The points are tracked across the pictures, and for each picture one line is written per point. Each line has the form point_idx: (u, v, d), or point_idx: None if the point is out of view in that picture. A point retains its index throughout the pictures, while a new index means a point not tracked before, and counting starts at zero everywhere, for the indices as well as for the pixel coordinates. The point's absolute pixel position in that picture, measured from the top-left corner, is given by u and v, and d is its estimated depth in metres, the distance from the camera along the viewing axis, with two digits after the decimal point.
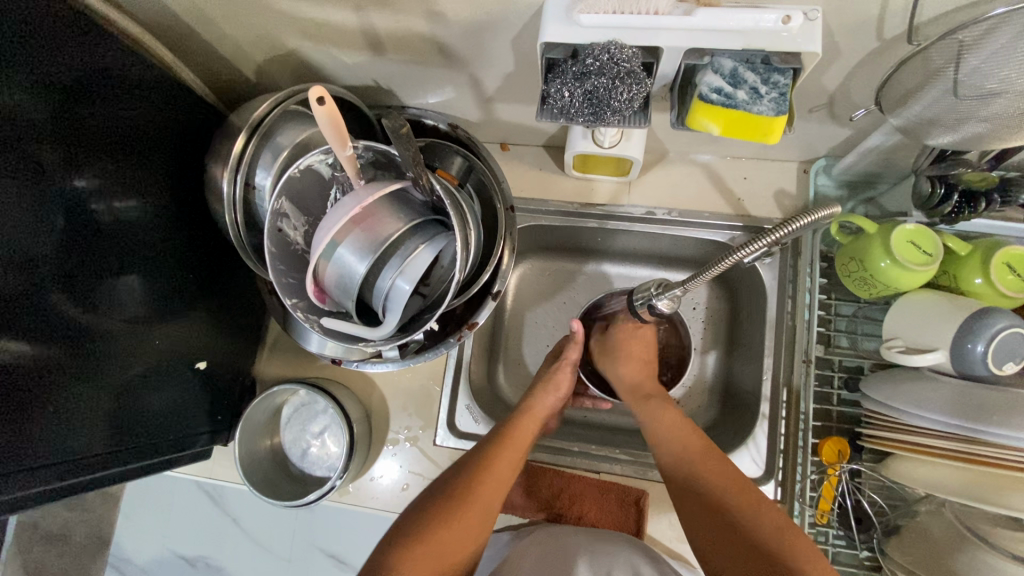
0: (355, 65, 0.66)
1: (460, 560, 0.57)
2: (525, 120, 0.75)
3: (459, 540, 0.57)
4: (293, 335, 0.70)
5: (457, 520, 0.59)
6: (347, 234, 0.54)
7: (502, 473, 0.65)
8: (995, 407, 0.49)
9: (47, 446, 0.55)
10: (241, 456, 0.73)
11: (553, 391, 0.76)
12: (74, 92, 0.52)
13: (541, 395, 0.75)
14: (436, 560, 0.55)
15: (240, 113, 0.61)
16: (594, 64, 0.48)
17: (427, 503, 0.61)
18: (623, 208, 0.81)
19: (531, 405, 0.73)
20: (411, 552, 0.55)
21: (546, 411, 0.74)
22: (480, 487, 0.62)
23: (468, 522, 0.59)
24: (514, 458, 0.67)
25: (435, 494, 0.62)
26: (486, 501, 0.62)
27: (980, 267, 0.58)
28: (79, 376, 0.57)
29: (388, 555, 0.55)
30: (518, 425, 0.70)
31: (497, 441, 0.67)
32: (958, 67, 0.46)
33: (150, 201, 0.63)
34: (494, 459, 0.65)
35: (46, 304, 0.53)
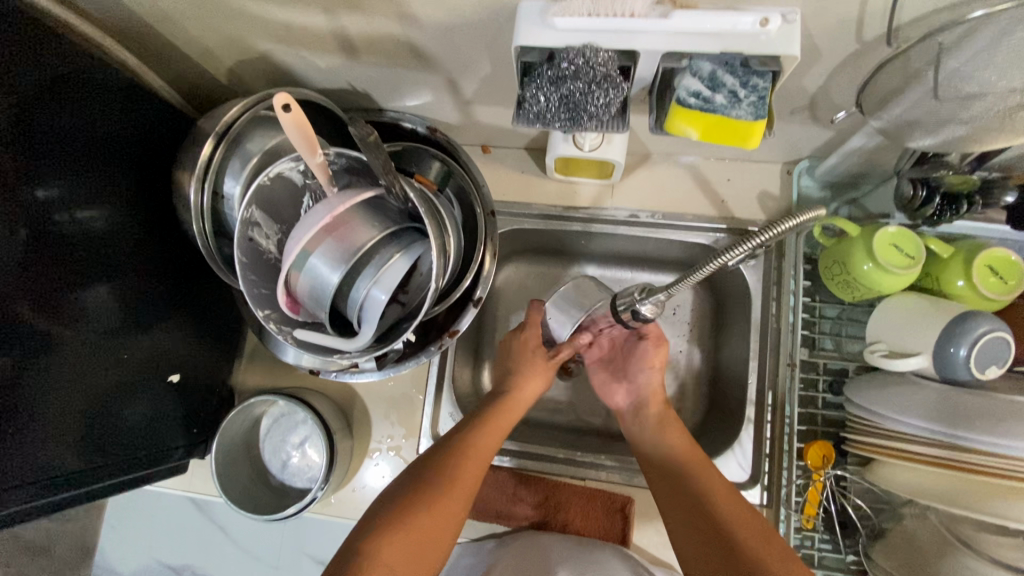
0: (328, 68, 0.64)
1: (437, 549, 0.56)
2: (505, 122, 0.74)
3: (434, 528, 0.57)
4: (269, 346, 0.68)
5: (434, 508, 0.58)
6: (319, 244, 0.53)
7: (480, 458, 0.64)
8: (981, 415, 0.49)
9: (18, 465, 0.53)
10: (218, 470, 0.71)
11: (534, 377, 0.72)
12: (31, 100, 0.50)
13: (530, 379, 0.72)
14: (412, 551, 0.54)
15: (209, 119, 0.59)
16: (569, 67, 0.47)
17: (401, 490, 0.60)
18: (607, 210, 0.80)
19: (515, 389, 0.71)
20: (386, 543, 0.54)
21: (529, 396, 0.71)
22: (456, 475, 0.61)
23: (445, 510, 0.58)
24: (492, 443, 0.66)
25: (410, 481, 0.60)
26: (462, 487, 0.61)
27: (962, 269, 0.57)
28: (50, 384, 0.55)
29: (362, 544, 0.54)
30: (500, 411, 0.69)
31: (475, 427, 0.66)
32: (938, 69, 0.46)
33: (117, 210, 0.60)
34: (471, 446, 0.64)
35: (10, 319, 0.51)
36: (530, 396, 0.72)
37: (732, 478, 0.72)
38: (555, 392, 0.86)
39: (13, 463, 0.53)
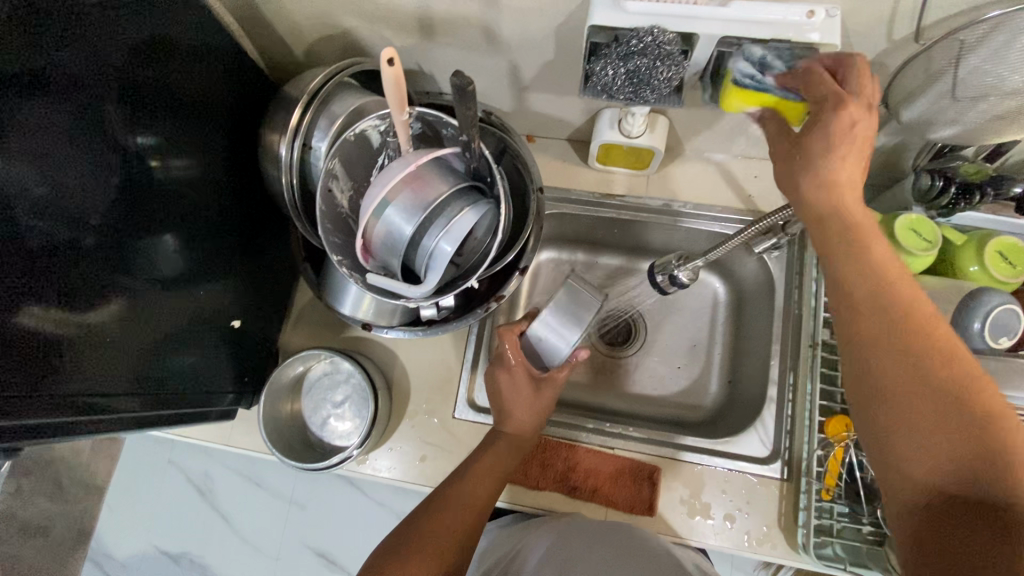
0: (402, 47, 0.71)
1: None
2: (555, 110, 0.80)
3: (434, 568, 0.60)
4: (327, 297, 0.72)
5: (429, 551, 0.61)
6: (398, 194, 0.58)
7: (478, 502, 0.66)
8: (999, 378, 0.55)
9: (85, 393, 0.55)
10: (263, 419, 0.74)
11: (524, 406, 0.72)
12: (141, 51, 0.55)
13: (519, 406, 0.72)
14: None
15: (297, 84, 0.65)
16: (637, 45, 0.53)
17: (403, 533, 0.63)
18: (642, 199, 0.85)
19: (510, 418, 0.72)
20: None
21: (524, 424, 0.72)
22: (454, 517, 0.64)
23: (443, 551, 0.61)
24: (492, 485, 0.68)
25: (410, 526, 0.64)
26: (457, 531, 0.63)
27: (975, 256, 0.63)
28: (105, 355, 0.56)
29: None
30: (495, 445, 0.71)
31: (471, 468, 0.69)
32: (958, 67, 0.53)
33: (200, 161, 0.65)
34: (467, 490, 0.67)
35: (95, 255, 0.54)
36: (527, 425, 0.72)
37: (753, 454, 0.76)
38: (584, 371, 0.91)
39: (86, 393, 0.55)
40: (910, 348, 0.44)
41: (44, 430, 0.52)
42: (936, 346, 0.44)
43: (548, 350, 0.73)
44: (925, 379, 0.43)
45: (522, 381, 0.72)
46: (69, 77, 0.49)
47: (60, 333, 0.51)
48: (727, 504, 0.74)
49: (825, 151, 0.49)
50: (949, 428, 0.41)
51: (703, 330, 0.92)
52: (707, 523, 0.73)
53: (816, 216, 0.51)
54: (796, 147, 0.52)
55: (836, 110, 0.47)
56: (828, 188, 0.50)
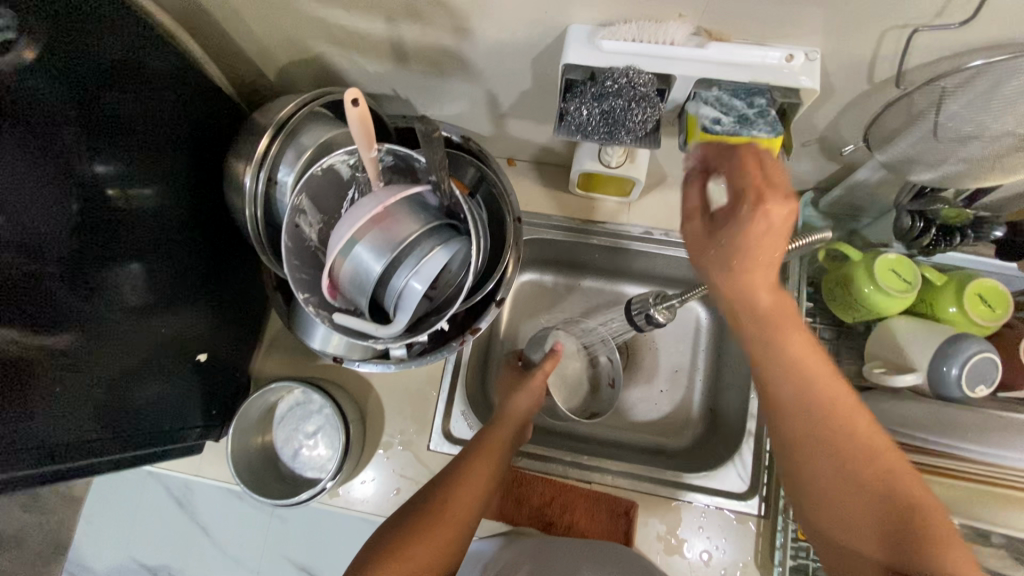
0: (376, 73, 0.69)
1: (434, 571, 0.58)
2: (535, 136, 0.78)
3: (434, 556, 0.59)
4: (297, 330, 0.70)
5: (429, 533, 0.60)
6: (366, 233, 0.56)
7: (478, 483, 0.65)
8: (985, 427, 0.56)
9: (37, 423, 0.54)
10: (233, 453, 0.73)
11: (525, 396, 0.76)
12: (100, 80, 0.54)
13: (518, 398, 0.75)
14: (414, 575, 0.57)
15: (265, 112, 0.63)
16: (613, 86, 0.51)
17: (405, 515, 0.62)
18: (623, 226, 0.84)
19: (510, 409, 0.74)
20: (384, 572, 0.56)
21: (524, 412, 0.74)
22: (455, 496, 0.63)
23: (445, 533, 0.60)
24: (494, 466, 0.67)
25: (414, 507, 0.63)
26: (460, 514, 0.62)
27: (954, 297, 0.62)
28: (58, 389, 0.55)
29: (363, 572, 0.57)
30: (496, 430, 0.70)
31: (472, 451, 0.67)
32: (939, 111, 0.52)
33: (167, 189, 0.63)
34: (466, 469, 0.65)
35: (42, 288, 0.52)
36: (525, 412, 0.75)
37: (733, 489, 0.75)
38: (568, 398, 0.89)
39: (36, 428, 0.53)
40: (824, 429, 0.49)
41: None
42: (842, 423, 0.49)
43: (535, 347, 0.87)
44: (852, 476, 0.49)
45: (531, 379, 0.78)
46: (18, 104, 0.48)
47: (20, 354, 0.51)
48: (704, 541, 0.73)
49: (728, 232, 0.47)
50: (850, 494, 0.49)
51: (685, 357, 0.91)
52: (684, 560, 0.73)
53: (731, 291, 0.51)
54: (710, 234, 0.49)
55: (754, 210, 0.45)
56: (739, 272, 0.49)
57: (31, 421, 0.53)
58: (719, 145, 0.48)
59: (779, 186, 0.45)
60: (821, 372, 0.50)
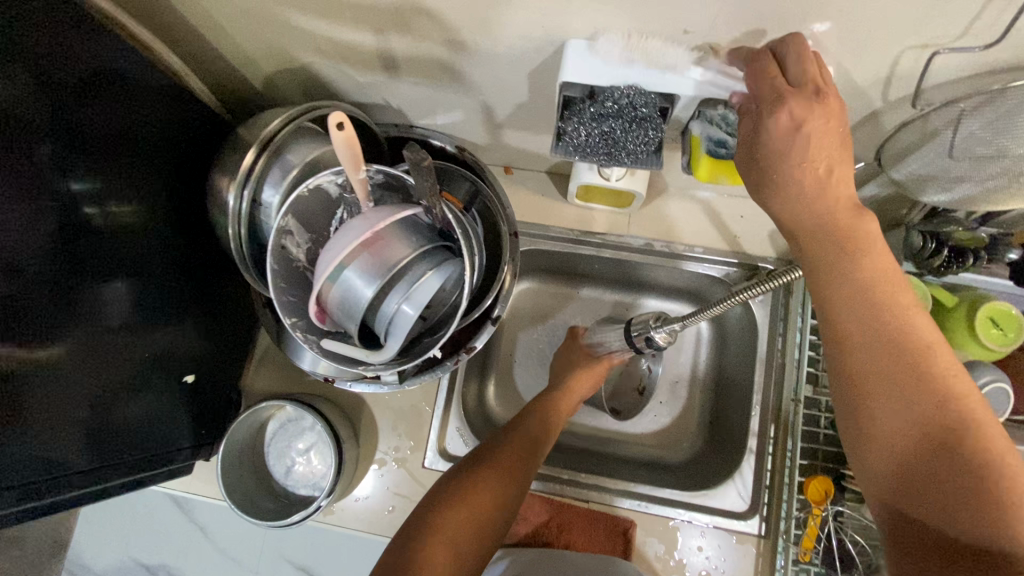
0: (366, 82, 0.66)
1: (495, 515, 0.61)
2: (532, 146, 0.75)
3: (497, 494, 0.62)
4: (287, 352, 0.69)
5: (494, 475, 0.63)
6: (355, 257, 0.53)
7: (537, 442, 0.69)
8: None
9: (19, 449, 0.52)
10: (223, 474, 0.71)
11: (585, 377, 0.79)
12: (73, 94, 0.50)
13: (580, 381, 0.79)
14: (479, 509, 0.60)
15: (250, 127, 0.61)
16: (613, 106, 0.50)
17: (469, 461, 0.66)
18: (623, 238, 0.82)
19: (569, 387, 0.78)
20: (455, 504, 0.60)
21: (578, 397, 0.78)
22: (516, 447, 0.67)
23: (508, 476, 0.64)
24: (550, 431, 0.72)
25: (477, 453, 0.67)
26: (522, 462, 0.66)
27: (965, 320, 0.60)
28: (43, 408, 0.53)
29: (434, 504, 0.60)
30: (553, 402, 0.75)
31: (534, 416, 0.72)
32: (957, 129, 0.50)
33: (146, 205, 0.61)
34: (526, 429, 0.70)
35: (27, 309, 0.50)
36: (580, 398, 0.79)
37: (731, 508, 0.73)
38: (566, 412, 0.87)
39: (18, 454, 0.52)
40: (899, 380, 0.42)
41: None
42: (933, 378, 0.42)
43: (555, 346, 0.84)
44: (914, 413, 0.42)
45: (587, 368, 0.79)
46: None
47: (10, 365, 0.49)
48: (702, 562, 0.72)
49: (774, 138, 0.44)
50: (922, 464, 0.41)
51: (685, 370, 0.88)
52: None
53: (789, 218, 0.46)
54: (754, 159, 0.45)
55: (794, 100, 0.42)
56: (796, 202, 0.46)
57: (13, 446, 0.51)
58: (759, 65, 0.43)
59: (833, 108, 0.43)
60: (915, 319, 0.43)
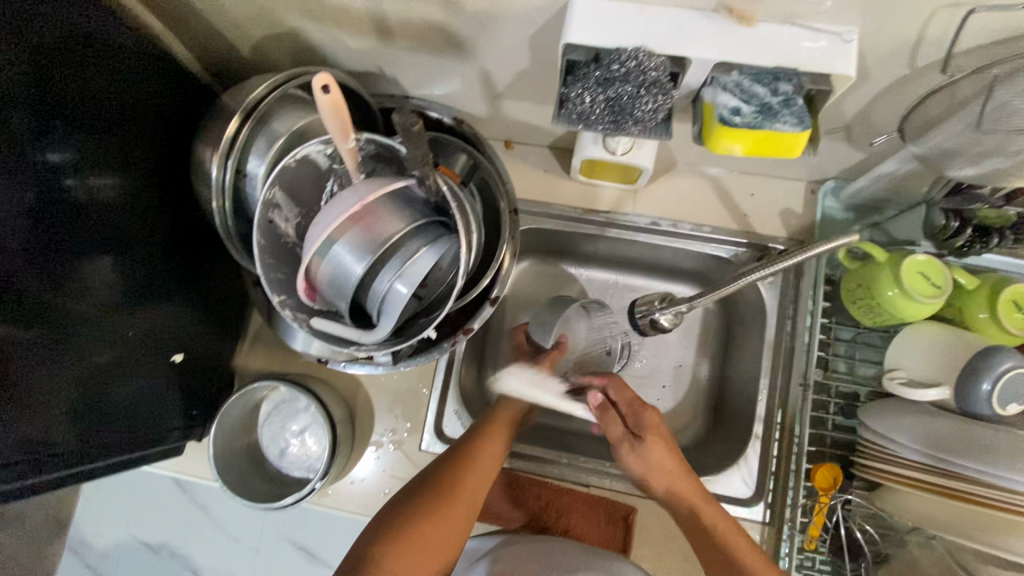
0: (358, 49, 0.62)
1: (441, 552, 0.59)
2: (534, 118, 0.72)
3: (440, 537, 0.59)
4: (278, 331, 0.67)
5: (439, 517, 0.60)
6: (345, 232, 0.51)
7: (485, 470, 0.65)
8: (974, 446, 0.52)
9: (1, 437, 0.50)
10: (215, 455, 0.70)
11: (535, 388, 0.74)
12: (46, 58, 0.48)
13: (529, 391, 0.74)
14: (423, 556, 0.57)
15: (234, 94, 0.57)
16: (619, 70, 0.45)
17: (411, 497, 0.62)
18: (627, 216, 0.78)
19: (512, 399, 0.73)
20: (396, 552, 0.56)
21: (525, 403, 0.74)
22: (463, 481, 0.63)
23: (451, 517, 0.60)
24: (497, 456, 0.67)
25: (419, 485, 0.63)
26: (468, 497, 0.62)
27: (986, 303, 0.58)
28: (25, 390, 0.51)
29: (370, 548, 0.57)
30: (497, 419, 0.70)
31: (479, 437, 0.67)
32: (988, 99, 0.45)
33: (130, 178, 0.58)
34: (474, 455, 0.65)
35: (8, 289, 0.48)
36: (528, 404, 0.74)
37: (735, 495, 0.71)
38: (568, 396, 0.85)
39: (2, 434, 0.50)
40: None
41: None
42: None
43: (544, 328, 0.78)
44: None
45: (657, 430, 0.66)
46: None
47: None
48: None
49: None
50: None
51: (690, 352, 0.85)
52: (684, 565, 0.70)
53: None
54: None
55: None
56: None
57: None
58: None
59: None
60: None
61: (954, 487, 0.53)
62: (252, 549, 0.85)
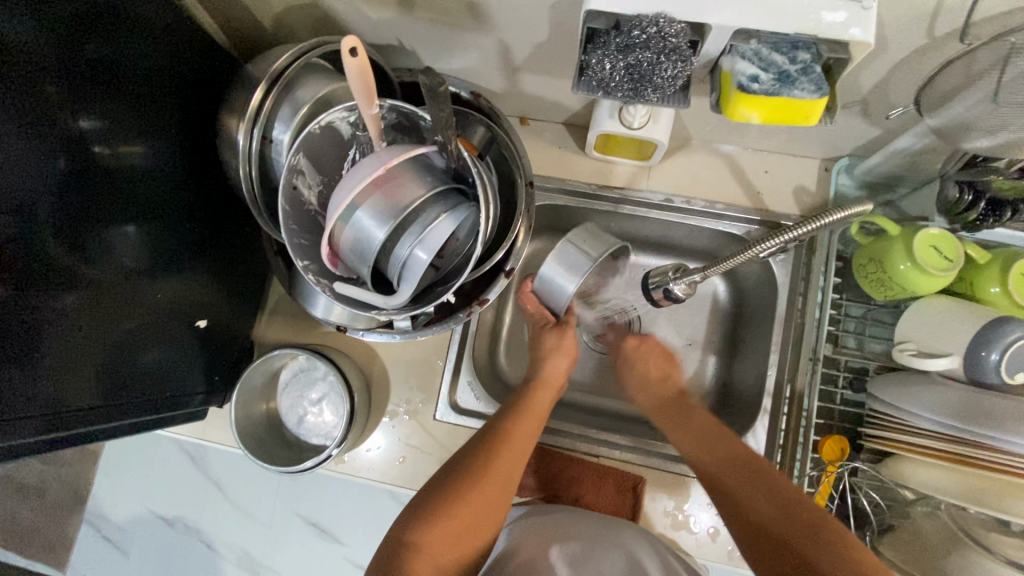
0: (380, 21, 0.63)
1: (484, 527, 0.57)
2: (550, 93, 0.73)
3: (478, 515, 0.57)
4: (299, 298, 0.69)
5: (478, 495, 0.58)
6: (367, 197, 0.52)
7: (522, 443, 0.63)
8: (992, 414, 0.53)
9: (38, 394, 0.52)
10: (236, 420, 0.72)
11: (560, 356, 0.73)
12: (79, 26, 0.49)
13: (556, 360, 0.73)
14: (461, 533, 0.55)
15: (259, 63, 0.59)
16: (641, 36, 0.46)
17: (444, 478, 0.59)
18: (641, 192, 0.79)
19: (546, 376, 0.72)
20: (435, 530, 0.54)
21: (560, 377, 0.72)
22: (501, 456, 0.61)
23: (487, 494, 0.58)
24: (533, 431, 0.65)
25: (455, 465, 0.60)
26: (506, 471, 0.60)
27: (998, 275, 0.59)
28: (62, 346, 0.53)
29: (408, 533, 0.54)
30: (534, 396, 0.68)
31: (516, 412, 0.65)
32: (1004, 70, 0.46)
33: (158, 149, 0.59)
34: (510, 431, 0.63)
35: (41, 247, 0.49)
36: (562, 376, 0.73)
37: None
38: (578, 371, 0.87)
39: (39, 389, 0.52)
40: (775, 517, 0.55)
41: (8, 428, 0.49)
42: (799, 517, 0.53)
43: (555, 290, 0.69)
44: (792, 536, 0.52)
45: (654, 354, 0.79)
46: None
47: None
48: (711, 518, 0.72)
49: None
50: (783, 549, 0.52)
51: (701, 330, 0.86)
52: (692, 535, 0.72)
53: None
54: None
55: None
56: None
57: (33, 381, 0.51)
58: None
59: None
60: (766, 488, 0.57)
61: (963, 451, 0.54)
62: (265, 524, 0.89)
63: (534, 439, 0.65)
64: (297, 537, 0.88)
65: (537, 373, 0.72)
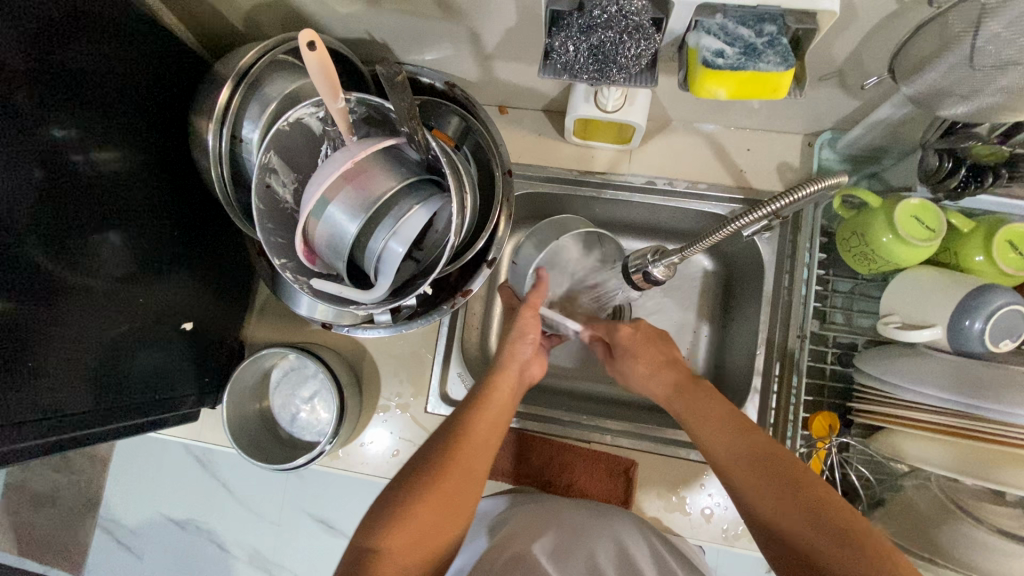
0: (348, 16, 0.63)
1: (448, 533, 0.55)
2: (525, 79, 0.72)
3: (438, 517, 0.55)
4: (282, 297, 0.69)
5: (437, 496, 0.55)
6: (338, 192, 0.51)
7: (481, 437, 0.61)
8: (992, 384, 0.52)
9: (36, 396, 0.53)
10: (229, 421, 0.73)
11: (524, 338, 0.70)
12: (47, 34, 0.49)
13: (516, 345, 0.69)
14: (421, 538, 0.53)
15: (227, 62, 0.59)
16: (602, 16, 0.47)
17: (402, 481, 0.57)
18: (623, 176, 0.79)
19: (506, 360, 0.68)
20: (397, 532, 0.53)
21: (522, 362, 0.69)
22: (458, 454, 0.58)
23: (446, 495, 0.56)
24: (494, 422, 0.63)
25: (416, 467, 0.58)
26: (465, 466, 0.58)
27: (982, 245, 0.59)
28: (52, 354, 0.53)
29: (371, 537, 0.53)
30: (494, 385, 0.66)
31: (474, 406, 0.63)
32: (978, 32, 0.44)
33: (131, 154, 0.59)
34: (469, 425, 0.61)
35: (24, 255, 0.49)
36: (524, 361, 0.69)
37: None
38: (568, 359, 0.87)
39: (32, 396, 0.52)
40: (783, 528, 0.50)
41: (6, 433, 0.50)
42: (808, 517, 0.49)
43: (521, 274, 0.78)
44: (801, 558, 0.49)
45: (642, 343, 0.70)
46: None
47: None
48: (705, 498, 0.72)
49: None
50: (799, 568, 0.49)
51: (690, 313, 0.86)
52: (685, 517, 0.72)
53: None
54: None
55: None
56: None
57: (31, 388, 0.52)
58: None
59: None
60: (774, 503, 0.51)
61: (967, 426, 0.53)
62: (272, 521, 0.90)
63: (496, 431, 0.63)
64: (302, 534, 0.89)
65: (499, 356, 0.70)
